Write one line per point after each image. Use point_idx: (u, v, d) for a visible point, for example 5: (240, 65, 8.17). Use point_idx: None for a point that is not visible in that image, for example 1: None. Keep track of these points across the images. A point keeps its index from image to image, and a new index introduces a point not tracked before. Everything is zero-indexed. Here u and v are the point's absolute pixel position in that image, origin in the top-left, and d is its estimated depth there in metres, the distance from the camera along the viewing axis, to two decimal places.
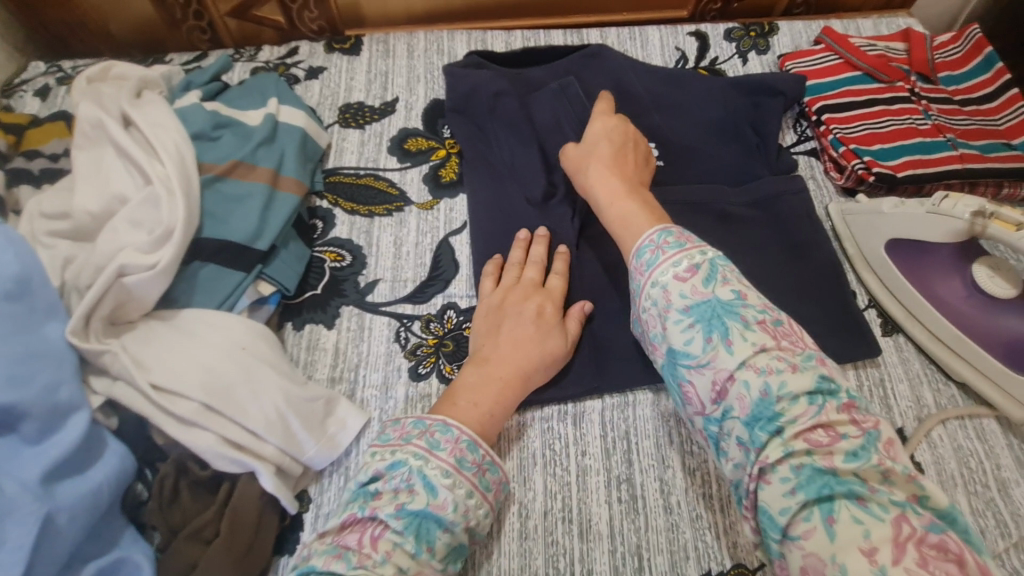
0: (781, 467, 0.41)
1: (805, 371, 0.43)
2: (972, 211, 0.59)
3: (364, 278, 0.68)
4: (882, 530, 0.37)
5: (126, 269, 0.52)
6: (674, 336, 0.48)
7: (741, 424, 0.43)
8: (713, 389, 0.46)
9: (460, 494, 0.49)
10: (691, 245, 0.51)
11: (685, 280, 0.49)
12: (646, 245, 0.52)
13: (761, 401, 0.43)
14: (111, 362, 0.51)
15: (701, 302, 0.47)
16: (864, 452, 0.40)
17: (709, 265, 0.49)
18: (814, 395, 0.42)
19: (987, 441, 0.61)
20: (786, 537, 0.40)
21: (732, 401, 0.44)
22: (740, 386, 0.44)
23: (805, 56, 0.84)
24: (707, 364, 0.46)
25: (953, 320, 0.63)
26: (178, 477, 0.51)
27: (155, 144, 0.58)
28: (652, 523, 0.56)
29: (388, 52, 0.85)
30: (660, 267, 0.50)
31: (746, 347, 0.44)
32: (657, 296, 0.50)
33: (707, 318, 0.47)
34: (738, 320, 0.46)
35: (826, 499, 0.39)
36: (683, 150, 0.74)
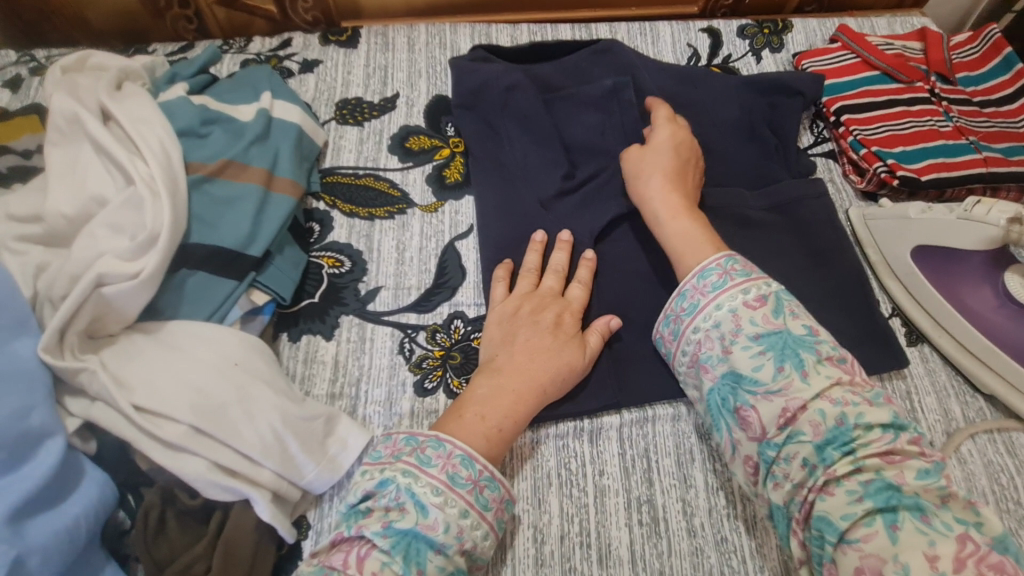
0: (849, 480, 0.41)
1: (878, 404, 0.44)
2: (1009, 216, 0.58)
3: (365, 286, 0.64)
4: (947, 544, 0.37)
5: (105, 278, 0.47)
6: (741, 361, 0.47)
7: (811, 447, 0.43)
8: (780, 415, 0.44)
9: (452, 514, 0.45)
10: (758, 276, 0.51)
11: (755, 308, 0.48)
12: (714, 267, 0.52)
13: (837, 427, 0.43)
14: (88, 381, 0.46)
15: (773, 333, 0.47)
16: (931, 478, 0.41)
17: (778, 297, 0.49)
18: (889, 426, 0.43)
19: (1018, 456, 0.59)
20: (842, 542, 0.40)
21: (802, 426, 0.43)
22: (813, 414, 0.43)
23: (821, 55, 0.81)
24: (777, 391, 0.45)
25: (982, 329, 0.61)
26: (164, 507, 0.47)
27: (137, 141, 0.53)
28: (676, 548, 0.53)
29: (388, 45, 0.80)
30: (729, 292, 0.50)
31: (821, 380, 0.44)
32: (723, 319, 0.49)
33: (780, 347, 0.46)
34: (811, 353, 0.46)
35: (890, 508, 0.39)
36: (700, 150, 0.71)
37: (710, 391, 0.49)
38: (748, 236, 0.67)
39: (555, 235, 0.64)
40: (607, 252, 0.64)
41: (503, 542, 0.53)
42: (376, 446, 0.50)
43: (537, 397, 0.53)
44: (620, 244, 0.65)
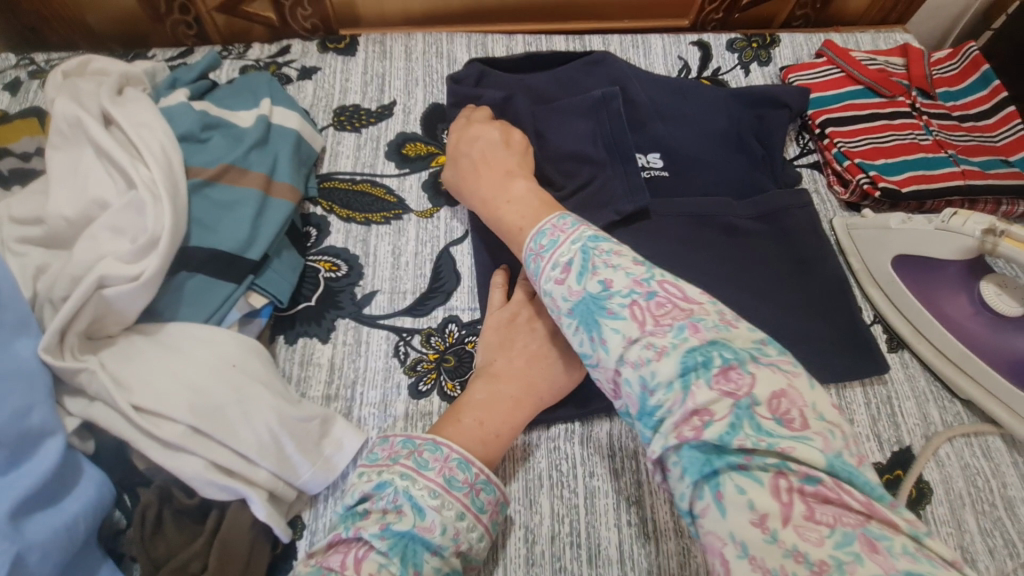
0: (670, 456, 0.37)
1: (672, 351, 0.38)
2: (983, 228, 0.59)
3: (361, 290, 0.65)
4: (764, 498, 0.33)
5: (106, 280, 0.48)
6: (568, 340, 0.44)
7: (637, 420, 0.40)
8: (610, 385, 0.42)
9: (449, 516, 0.46)
10: (566, 239, 0.46)
11: (559, 284, 0.44)
12: (528, 253, 0.48)
13: (643, 396, 0.39)
14: (88, 381, 0.47)
15: (577, 303, 0.43)
16: (733, 430, 0.35)
17: (581, 256, 0.44)
18: (685, 376, 0.37)
19: (993, 459, 0.61)
20: (694, 517, 0.37)
21: (625, 398, 0.40)
22: (626, 383, 0.40)
23: (807, 69, 0.84)
24: (599, 366, 0.42)
25: (959, 336, 0.63)
26: (161, 506, 0.47)
27: (139, 145, 0.54)
28: (663, 548, 0.54)
29: (385, 54, 0.82)
30: (541, 274, 0.46)
31: (616, 340, 0.40)
32: (547, 306, 0.46)
33: (584, 317, 0.42)
34: (609, 315, 0.41)
35: (712, 477, 0.35)
36: (689, 160, 0.73)
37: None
38: (732, 245, 0.68)
39: None
40: None
41: (495, 543, 0.54)
42: (374, 449, 0.51)
43: (529, 400, 0.55)
44: None
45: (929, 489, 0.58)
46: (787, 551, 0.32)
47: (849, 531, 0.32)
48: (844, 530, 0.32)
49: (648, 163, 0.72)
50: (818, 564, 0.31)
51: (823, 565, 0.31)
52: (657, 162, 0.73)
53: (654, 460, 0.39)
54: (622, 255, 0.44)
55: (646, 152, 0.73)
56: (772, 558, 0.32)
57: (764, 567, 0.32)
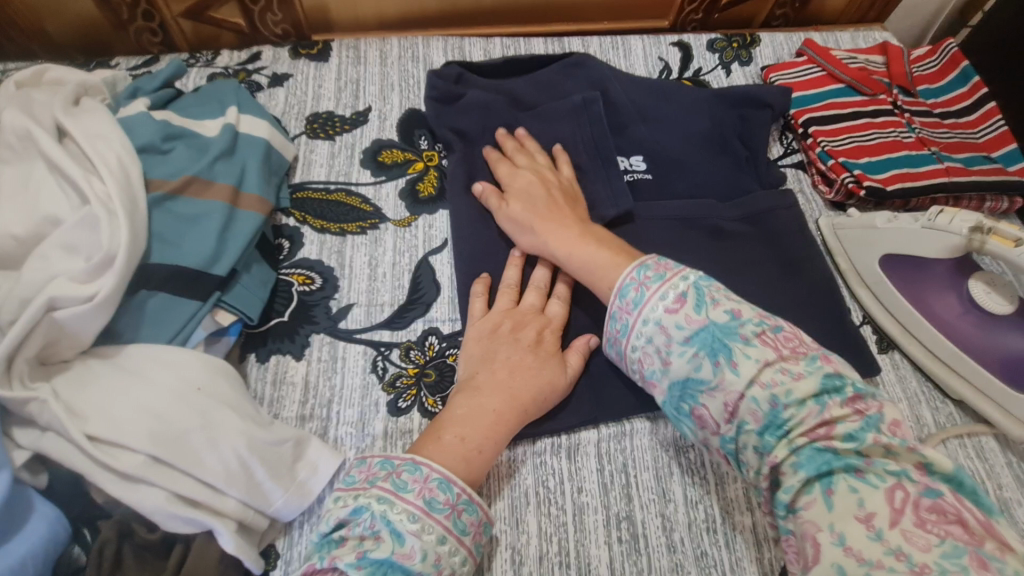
0: (788, 458, 0.41)
1: (809, 374, 0.43)
2: (971, 225, 0.58)
3: (337, 303, 0.62)
4: (878, 499, 0.37)
5: (57, 302, 0.45)
6: (677, 365, 0.45)
7: (755, 436, 0.42)
8: (724, 408, 0.44)
9: (430, 541, 0.44)
10: (673, 274, 0.48)
11: (677, 312, 0.46)
12: (628, 283, 0.49)
13: (773, 411, 0.42)
14: (39, 411, 0.44)
15: (699, 330, 0.45)
16: (864, 431, 0.40)
17: (696, 290, 0.47)
18: (820, 396, 0.42)
19: (987, 460, 0.60)
20: (790, 512, 0.40)
21: (744, 417, 0.43)
22: (750, 402, 0.43)
23: (788, 68, 0.83)
24: (716, 387, 0.44)
25: (950, 336, 0.62)
26: (121, 542, 0.44)
27: (93, 157, 0.51)
28: (655, 565, 0.52)
29: (360, 59, 0.80)
30: (649, 303, 0.47)
31: (750, 364, 0.43)
32: (652, 334, 0.47)
33: (708, 343, 0.44)
34: (737, 339, 0.44)
35: (826, 474, 0.39)
36: (671, 162, 0.72)
37: (661, 399, 0.47)
38: (719, 248, 0.67)
39: None
40: None
41: (480, 565, 0.52)
42: (350, 471, 0.48)
43: (513, 415, 0.53)
44: None
45: None
46: (890, 549, 0.35)
47: (959, 545, 0.35)
48: (955, 543, 0.35)
49: (632, 166, 0.71)
50: (920, 565, 0.34)
51: (926, 567, 0.34)
52: (640, 165, 0.72)
53: (768, 468, 0.42)
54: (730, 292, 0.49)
55: (628, 154, 0.72)
56: (872, 551, 0.35)
57: (859, 555, 0.35)
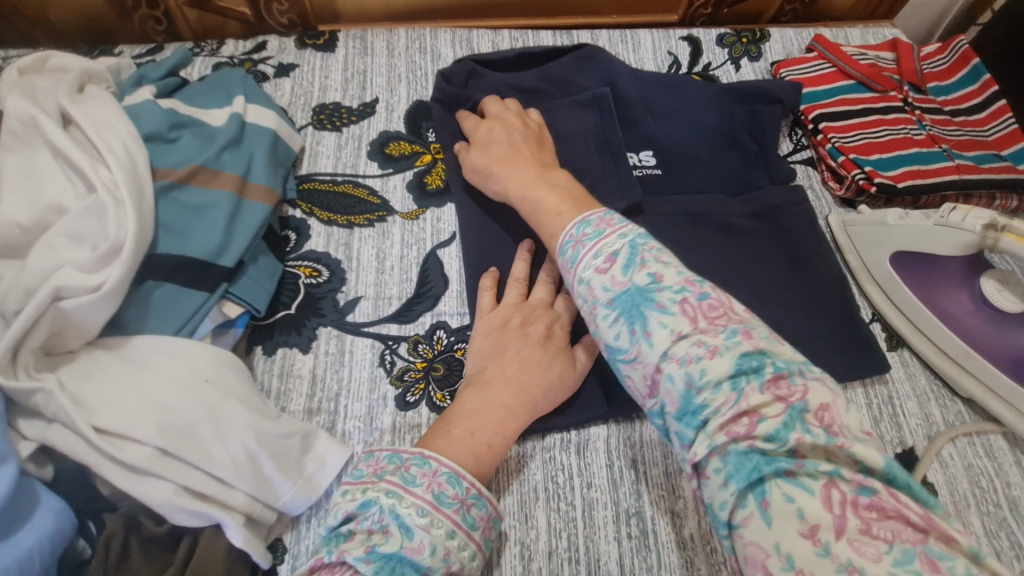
0: (712, 459, 0.37)
1: (725, 353, 0.39)
2: (984, 222, 0.58)
3: (344, 296, 0.62)
4: (816, 507, 0.34)
5: (63, 292, 0.45)
6: (603, 332, 0.44)
7: (673, 420, 0.39)
8: (646, 381, 0.41)
9: (439, 535, 0.44)
10: (612, 231, 0.47)
11: (604, 273, 0.45)
12: (567, 242, 0.49)
13: (687, 394, 0.39)
14: (44, 403, 0.43)
15: (621, 293, 0.43)
16: (788, 430, 0.36)
17: (628, 249, 0.45)
18: (736, 378, 0.38)
19: (996, 458, 0.60)
20: (731, 530, 0.36)
21: (662, 396, 0.40)
22: (666, 380, 0.40)
23: (798, 64, 0.82)
24: (635, 358, 0.42)
25: (960, 334, 0.62)
26: (127, 535, 0.44)
27: (100, 145, 0.50)
28: (665, 561, 0.52)
29: (366, 50, 0.79)
30: (582, 263, 0.46)
31: (664, 334, 0.40)
32: (584, 295, 0.46)
33: (627, 309, 0.42)
34: (655, 307, 0.41)
35: (757, 482, 0.35)
36: (680, 157, 0.73)
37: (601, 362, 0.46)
38: (726, 247, 0.67)
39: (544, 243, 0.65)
40: None
41: (489, 561, 0.51)
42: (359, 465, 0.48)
43: (523, 410, 0.52)
44: None
45: (935, 490, 0.57)
46: (840, 565, 0.32)
47: (907, 549, 0.32)
48: (903, 547, 0.32)
49: (641, 161, 0.72)
50: None
51: None
52: (650, 160, 0.72)
53: (691, 465, 0.39)
54: (667, 253, 0.46)
55: (638, 150, 0.73)
56: (823, 572, 0.32)
57: None
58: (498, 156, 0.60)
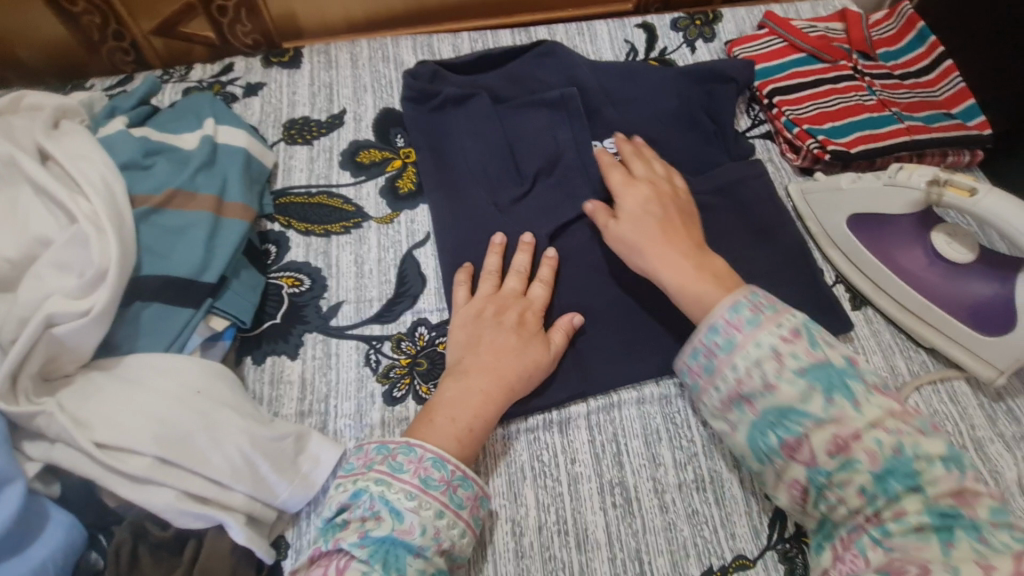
0: (915, 511, 0.43)
1: (931, 435, 0.46)
2: (927, 179, 0.60)
3: (327, 302, 0.64)
4: (1006, 564, 0.39)
5: (55, 319, 0.47)
6: (785, 391, 0.47)
7: (869, 476, 0.44)
8: (831, 443, 0.45)
9: (428, 516, 0.47)
10: (784, 308, 0.51)
11: (792, 342, 0.49)
12: (743, 301, 0.51)
13: (896, 457, 0.44)
14: (46, 424, 0.46)
15: (815, 365, 0.48)
16: (996, 512, 0.43)
17: (806, 327, 0.50)
18: (948, 459, 0.44)
19: (960, 403, 0.63)
20: (881, 541, 0.43)
21: (858, 456, 0.45)
22: (869, 443, 0.45)
23: (750, 42, 0.85)
24: (831, 420, 0.46)
25: (917, 288, 0.64)
26: (136, 542, 0.46)
27: (77, 177, 0.52)
28: (649, 525, 0.55)
29: (331, 63, 0.81)
30: (764, 328, 0.50)
31: (874, 410, 0.46)
32: (762, 356, 0.49)
33: (825, 379, 0.47)
34: (857, 384, 0.47)
35: (947, 531, 0.41)
36: (642, 142, 0.75)
37: (755, 420, 0.49)
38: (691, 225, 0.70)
39: (515, 236, 0.67)
40: (563, 251, 0.68)
41: (482, 539, 0.54)
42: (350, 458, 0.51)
43: (502, 394, 0.55)
44: (577, 239, 0.68)
45: None
46: None
47: None
48: None
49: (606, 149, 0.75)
50: None
51: None
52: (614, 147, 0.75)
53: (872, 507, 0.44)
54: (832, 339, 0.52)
55: (602, 138, 0.75)
56: None
57: None
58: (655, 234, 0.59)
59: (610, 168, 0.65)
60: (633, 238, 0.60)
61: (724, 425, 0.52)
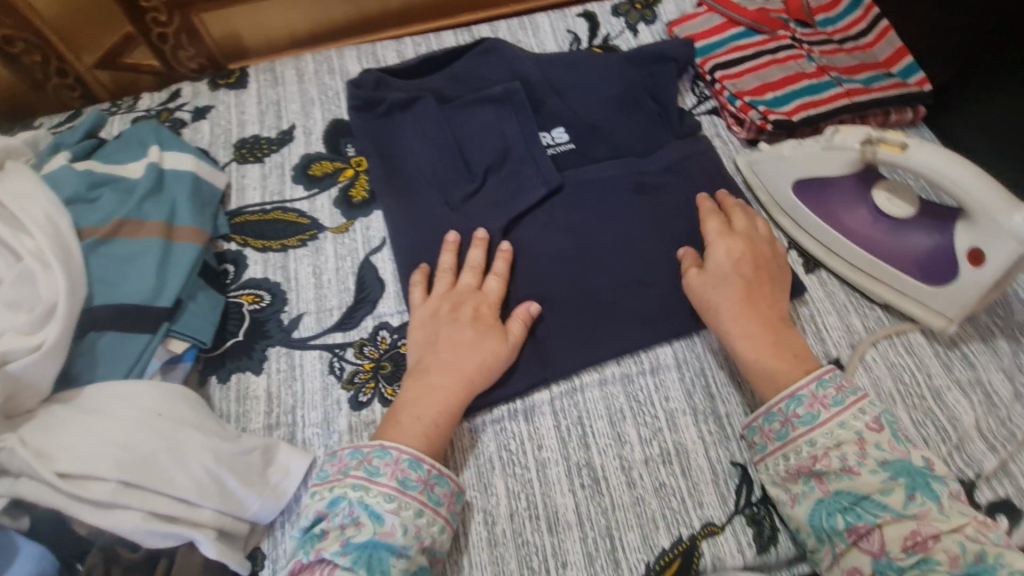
0: None
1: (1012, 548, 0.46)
2: (861, 139, 0.61)
3: (288, 315, 0.65)
4: None
5: (8, 356, 0.48)
6: (863, 479, 0.50)
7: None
8: (909, 539, 0.47)
9: (408, 516, 0.48)
10: (865, 397, 0.55)
11: (876, 432, 0.52)
12: (829, 379, 0.55)
13: (977, 562, 0.45)
14: (8, 460, 0.46)
15: (898, 460, 0.51)
16: None
17: (891, 422, 0.53)
18: None
19: (917, 355, 0.65)
20: None
21: (936, 554, 0.46)
22: (950, 545, 0.46)
23: (689, 21, 0.86)
24: (912, 515, 0.48)
25: (864, 247, 0.66)
26: (108, 567, 0.47)
27: (20, 215, 0.53)
28: (618, 502, 0.57)
29: (277, 80, 0.82)
30: (850, 411, 0.53)
31: (956, 516, 0.48)
32: (845, 438, 0.52)
33: (908, 474, 0.50)
34: (942, 486, 0.49)
35: None
36: (590, 130, 0.76)
37: (823, 498, 0.52)
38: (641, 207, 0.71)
39: (469, 233, 0.68)
40: (516, 244, 0.69)
41: (457, 531, 0.55)
42: (324, 466, 0.52)
43: (462, 388, 0.56)
44: (531, 230, 0.69)
45: None
46: None
47: None
48: None
49: (554, 140, 0.76)
50: None
51: None
52: (562, 137, 0.76)
53: None
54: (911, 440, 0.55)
55: (550, 129, 0.76)
56: None
57: None
58: (736, 296, 0.61)
59: (709, 218, 0.67)
60: (718, 299, 0.61)
61: (784, 495, 0.54)
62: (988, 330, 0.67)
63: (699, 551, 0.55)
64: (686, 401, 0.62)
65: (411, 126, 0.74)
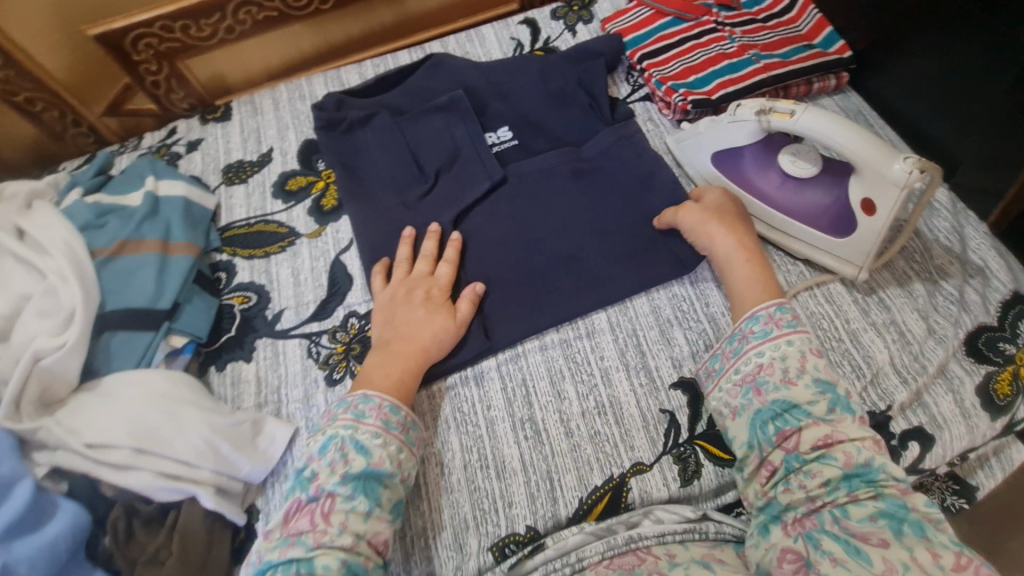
0: (869, 501, 0.49)
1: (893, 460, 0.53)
2: (756, 110, 0.68)
3: (272, 311, 0.76)
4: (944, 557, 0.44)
5: (41, 354, 0.60)
6: (796, 390, 0.56)
7: (839, 472, 0.51)
8: (818, 441, 0.53)
9: (392, 450, 0.58)
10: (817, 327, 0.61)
11: (817, 356, 0.58)
12: (787, 306, 0.61)
13: (866, 465, 0.51)
14: (47, 436, 0.58)
15: (829, 381, 0.56)
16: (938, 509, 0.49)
17: None
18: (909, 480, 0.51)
19: (836, 302, 0.70)
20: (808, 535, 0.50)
21: (835, 453, 0.52)
22: (850, 448, 0.52)
23: (620, 17, 0.94)
24: (829, 421, 0.54)
25: (775, 207, 0.72)
26: (129, 518, 0.58)
27: (43, 242, 0.66)
28: (557, 449, 0.64)
29: (256, 110, 0.93)
30: (799, 333, 0.59)
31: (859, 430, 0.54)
32: (790, 354, 0.58)
33: (830, 390, 0.56)
34: (855, 406, 0.55)
35: (894, 518, 0.48)
36: (530, 127, 0.85)
37: (759, 408, 0.57)
38: (577, 189, 0.79)
39: (422, 227, 0.77)
40: (465, 233, 0.77)
41: (418, 482, 0.64)
42: None
43: (417, 356, 0.65)
44: (477, 219, 0.78)
45: None
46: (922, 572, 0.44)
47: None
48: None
49: (499, 138, 0.84)
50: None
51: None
52: (507, 134, 0.84)
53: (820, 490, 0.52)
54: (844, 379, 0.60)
55: (495, 129, 0.85)
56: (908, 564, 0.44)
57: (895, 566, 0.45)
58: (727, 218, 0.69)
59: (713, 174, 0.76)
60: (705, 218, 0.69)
61: (725, 409, 0.60)
62: (904, 275, 0.72)
63: (628, 487, 0.62)
64: (619, 358, 0.70)
65: (369, 136, 0.84)
